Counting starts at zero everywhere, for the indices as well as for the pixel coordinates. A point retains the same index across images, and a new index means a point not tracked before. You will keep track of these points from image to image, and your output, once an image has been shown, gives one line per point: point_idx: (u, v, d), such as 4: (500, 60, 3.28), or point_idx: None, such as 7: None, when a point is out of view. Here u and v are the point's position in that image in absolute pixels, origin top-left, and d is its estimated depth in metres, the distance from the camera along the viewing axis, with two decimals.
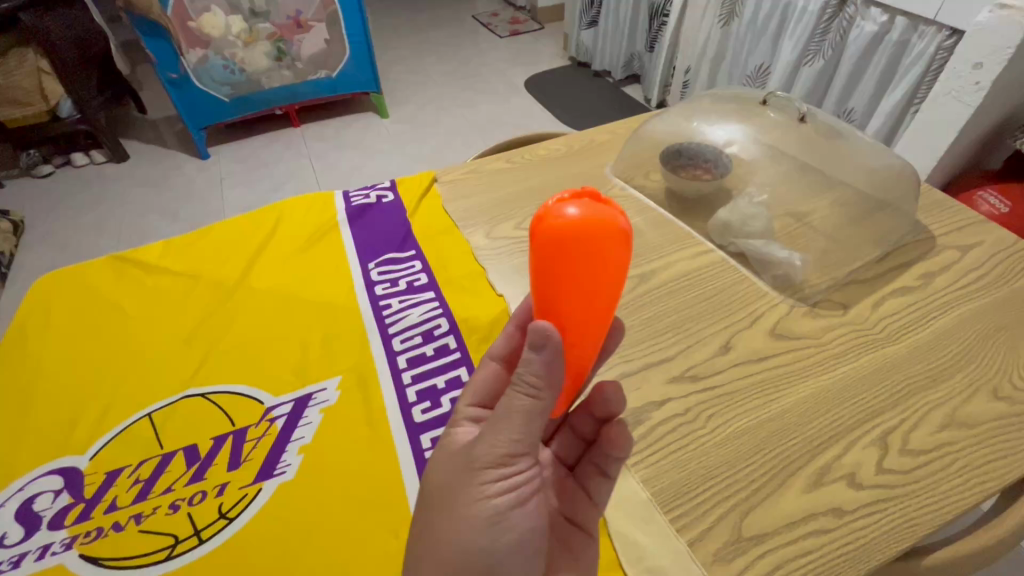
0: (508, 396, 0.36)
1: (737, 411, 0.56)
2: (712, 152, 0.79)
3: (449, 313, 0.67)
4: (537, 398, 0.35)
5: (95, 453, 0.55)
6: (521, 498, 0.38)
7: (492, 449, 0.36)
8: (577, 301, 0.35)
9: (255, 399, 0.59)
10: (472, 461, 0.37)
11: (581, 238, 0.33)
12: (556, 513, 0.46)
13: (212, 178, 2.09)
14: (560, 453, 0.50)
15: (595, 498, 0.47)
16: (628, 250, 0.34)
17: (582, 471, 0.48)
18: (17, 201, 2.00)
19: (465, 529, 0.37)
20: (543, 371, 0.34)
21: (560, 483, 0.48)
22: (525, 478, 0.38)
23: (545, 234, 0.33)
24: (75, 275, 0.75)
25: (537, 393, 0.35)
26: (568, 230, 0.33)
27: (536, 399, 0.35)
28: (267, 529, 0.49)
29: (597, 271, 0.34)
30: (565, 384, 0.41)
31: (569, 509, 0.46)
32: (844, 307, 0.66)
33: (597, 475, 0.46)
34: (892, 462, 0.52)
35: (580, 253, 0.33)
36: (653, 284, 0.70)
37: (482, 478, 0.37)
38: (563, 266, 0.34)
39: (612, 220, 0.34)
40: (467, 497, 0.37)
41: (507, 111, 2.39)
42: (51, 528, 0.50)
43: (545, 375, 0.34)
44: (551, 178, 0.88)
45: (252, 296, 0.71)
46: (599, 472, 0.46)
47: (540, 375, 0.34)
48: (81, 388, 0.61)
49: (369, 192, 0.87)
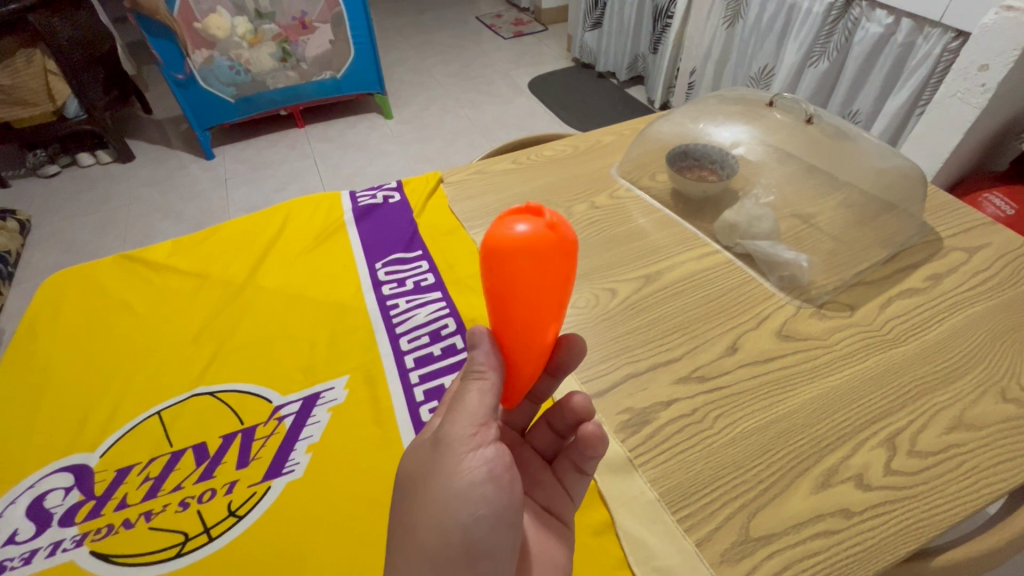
0: (460, 382, 0.39)
1: (744, 412, 0.56)
2: (718, 154, 0.79)
3: (456, 313, 0.68)
4: (482, 377, 0.38)
5: (106, 450, 0.56)
6: (495, 473, 0.36)
7: (456, 424, 0.37)
8: (526, 309, 0.36)
9: (264, 398, 0.59)
10: (439, 439, 0.37)
11: (526, 252, 0.34)
12: (533, 502, 0.47)
13: (217, 178, 2.10)
14: (537, 447, 0.52)
15: (571, 493, 0.49)
16: (574, 255, 0.36)
17: (559, 465, 0.49)
18: (24, 201, 2.01)
19: (440, 506, 0.36)
20: (486, 357, 0.39)
21: (535, 474, 0.49)
22: (495, 449, 0.37)
23: (492, 249, 0.34)
24: (85, 274, 0.75)
25: (482, 373, 0.39)
26: (511, 245, 0.33)
27: (482, 379, 0.38)
28: (275, 526, 0.49)
29: (543, 280, 0.35)
30: (524, 375, 0.42)
31: (545, 499, 0.48)
32: (850, 308, 0.66)
33: (573, 471, 0.48)
34: (900, 464, 0.51)
35: (523, 265, 0.34)
36: (659, 284, 0.71)
37: (452, 451, 0.36)
38: (510, 278, 0.35)
39: (556, 229, 0.34)
40: (441, 473, 0.36)
41: (511, 112, 2.39)
42: (62, 525, 0.51)
43: (489, 358, 0.39)
44: (557, 179, 0.88)
45: (260, 295, 0.71)
46: (575, 466, 0.48)
47: (483, 358, 0.39)
48: (91, 386, 0.62)
49: (376, 192, 0.87)
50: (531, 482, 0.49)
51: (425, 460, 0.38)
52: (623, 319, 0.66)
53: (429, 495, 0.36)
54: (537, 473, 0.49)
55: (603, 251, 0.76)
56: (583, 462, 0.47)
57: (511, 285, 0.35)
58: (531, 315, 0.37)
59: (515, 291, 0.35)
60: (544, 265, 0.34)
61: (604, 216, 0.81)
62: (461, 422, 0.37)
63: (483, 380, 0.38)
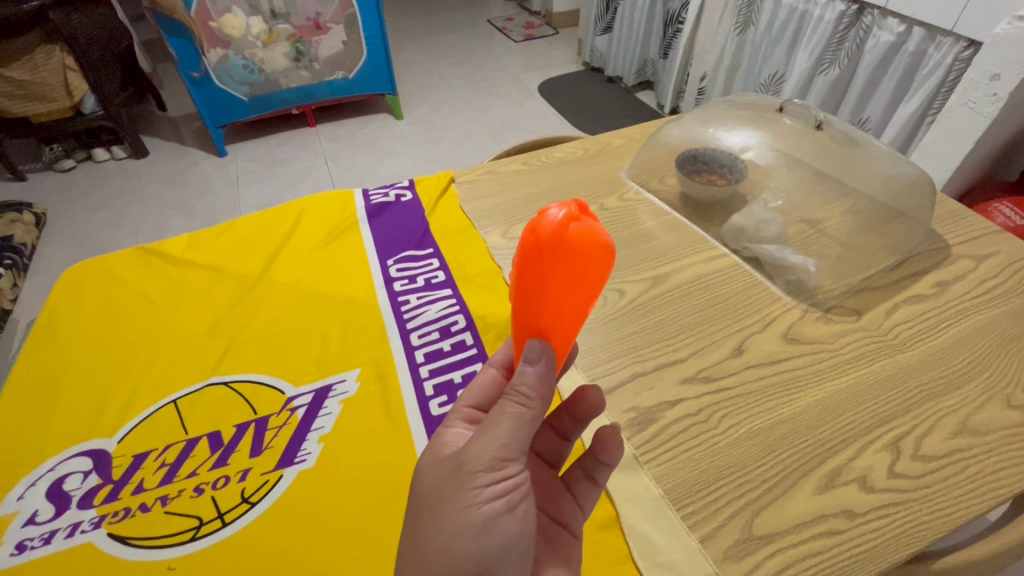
0: (501, 401, 0.39)
1: (749, 413, 0.57)
2: (727, 158, 0.81)
3: (466, 310, 0.69)
4: (526, 406, 0.38)
5: (123, 436, 0.57)
6: (512, 503, 0.38)
7: (484, 451, 0.37)
8: (555, 311, 0.37)
9: (277, 389, 0.61)
10: (464, 463, 0.38)
11: (563, 249, 0.35)
12: (544, 514, 0.47)
13: (229, 175, 2.12)
14: (543, 456, 0.52)
15: (581, 502, 0.49)
16: (609, 260, 0.36)
17: (570, 475, 0.49)
18: (40, 194, 2.05)
19: (456, 532, 0.37)
20: (535, 382, 0.38)
21: (546, 486, 0.50)
22: (515, 483, 0.38)
23: (535, 246, 0.35)
24: (105, 265, 0.77)
25: (528, 400, 0.38)
26: (556, 247, 0.34)
27: (525, 407, 0.38)
28: (288, 515, 0.50)
29: (576, 279, 0.36)
30: None
31: (555, 511, 0.48)
32: (857, 313, 0.67)
33: (584, 480, 0.49)
34: (903, 467, 0.52)
35: (565, 266, 0.35)
36: (667, 286, 0.71)
37: (473, 480, 0.37)
38: (543, 275, 0.36)
39: (596, 234, 0.35)
40: (458, 499, 0.37)
41: (521, 114, 2.41)
42: (79, 507, 0.52)
43: (536, 386, 0.38)
44: (567, 181, 0.89)
45: (274, 289, 0.73)
46: (586, 474, 0.49)
47: (532, 386, 0.38)
48: (111, 373, 0.63)
49: (388, 190, 0.88)
50: (544, 495, 0.49)
51: (444, 481, 0.39)
52: (631, 319, 0.67)
53: (444, 521, 0.37)
54: (548, 484, 0.50)
55: None
56: (595, 470, 0.48)
57: (546, 282, 0.36)
58: (560, 317, 0.38)
59: (547, 289, 0.36)
60: (577, 265, 0.35)
61: (613, 217, 0.82)
62: (489, 448, 0.37)
63: (528, 409, 0.38)
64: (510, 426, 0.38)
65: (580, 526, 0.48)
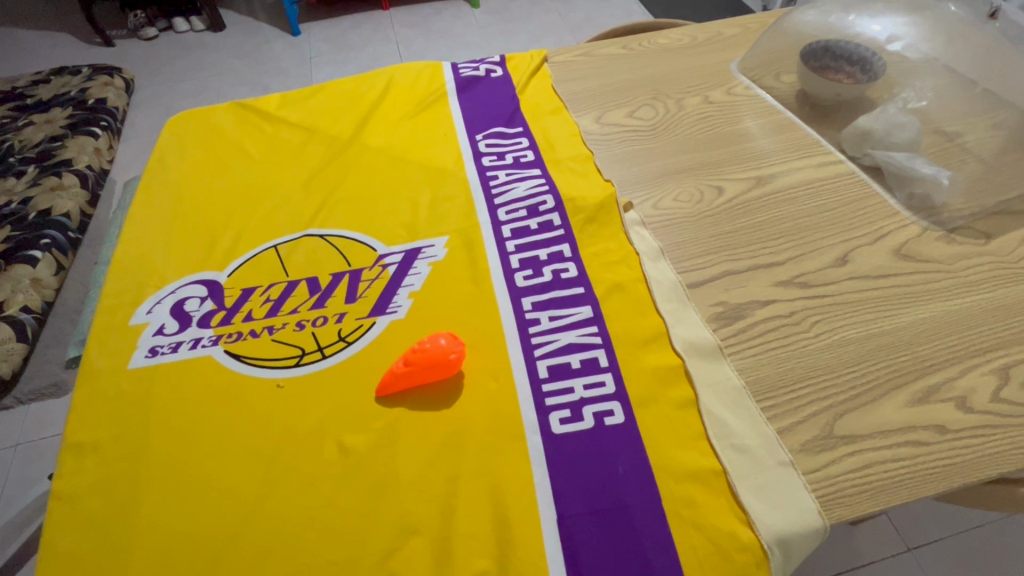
0: (553, 365, 0.53)
1: (846, 322, 0.55)
2: (862, 53, 0.73)
3: (556, 192, 0.67)
4: (570, 351, 0.54)
5: (233, 271, 0.62)
6: None
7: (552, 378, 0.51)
8: None
9: (370, 246, 0.63)
10: None
11: None
12: (572, 389, 0.51)
13: (303, 55, 2.10)
14: (562, 349, 0.54)
15: (589, 375, 0.52)
16: None
17: (571, 357, 0.53)
18: (128, 60, 2.12)
19: None
20: (571, 341, 0.54)
21: (571, 373, 0.52)
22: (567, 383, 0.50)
23: None
24: (206, 117, 0.79)
25: (567, 355, 0.53)
26: None
27: (568, 356, 0.53)
28: (380, 355, 0.54)
29: None
30: None
31: (576, 382, 0.51)
32: (986, 236, 0.60)
33: (584, 354, 0.53)
34: (1010, 394, 0.49)
35: None
36: (769, 188, 0.66)
37: None
38: None
39: None
40: None
41: (607, 10, 2.20)
42: (199, 326, 0.57)
43: (573, 343, 0.54)
44: (669, 70, 0.82)
45: (364, 153, 0.73)
46: (595, 360, 0.53)
47: (573, 343, 0.54)
48: (218, 215, 0.67)
49: (478, 64, 0.84)
50: (570, 381, 0.52)
51: None
52: (727, 218, 0.64)
53: None
54: (568, 372, 0.52)
55: (710, 149, 0.72)
56: (592, 352, 0.53)
57: None
58: None
59: None
60: None
61: (716, 111, 0.76)
62: None
63: (568, 353, 0.53)
64: (562, 362, 0.53)
65: (590, 390, 0.51)
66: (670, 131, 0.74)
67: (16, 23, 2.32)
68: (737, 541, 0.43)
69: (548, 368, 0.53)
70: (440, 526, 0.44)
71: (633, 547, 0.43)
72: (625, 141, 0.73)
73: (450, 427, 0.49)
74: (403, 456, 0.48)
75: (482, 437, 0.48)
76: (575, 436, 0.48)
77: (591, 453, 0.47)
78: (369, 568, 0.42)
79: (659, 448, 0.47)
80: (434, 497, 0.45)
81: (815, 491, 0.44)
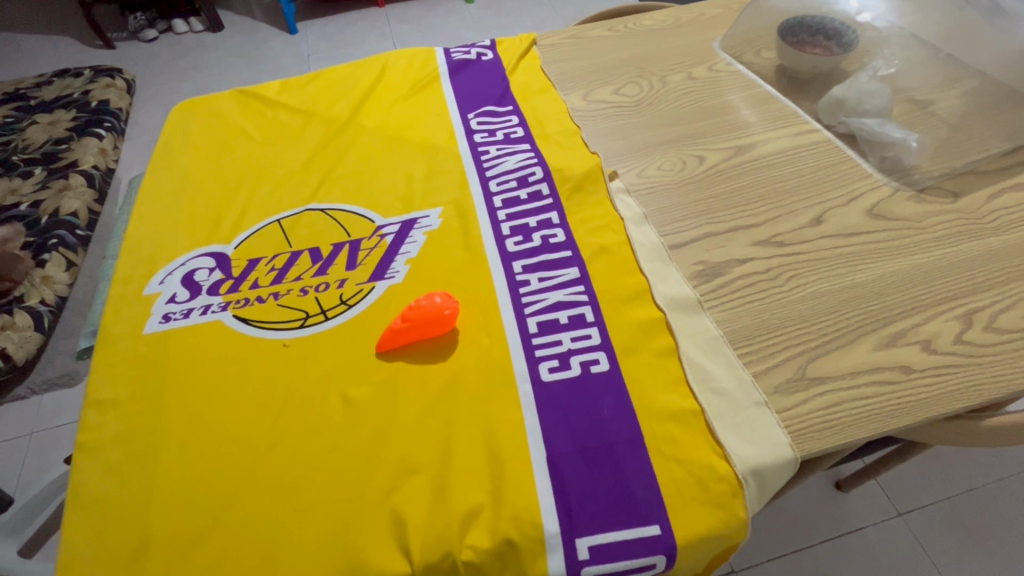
0: (542, 321, 0.56)
1: (819, 276, 0.58)
2: (837, 26, 0.77)
3: (544, 164, 0.70)
4: (558, 308, 0.57)
5: (239, 244, 0.65)
6: None
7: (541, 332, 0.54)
8: None
9: (368, 219, 0.66)
10: None
11: None
12: (560, 342, 0.54)
13: (300, 53, 2.13)
14: (551, 307, 0.57)
15: (576, 329, 0.55)
16: None
17: (559, 313, 0.56)
18: (129, 62, 2.16)
19: None
20: (559, 299, 0.58)
21: (559, 328, 0.55)
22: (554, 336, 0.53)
23: None
24: (210, 103, 0.83)
25: (555, 312, 0.57)
26: None
27: (556, 313, 0.56)
28: (379, 315, 0.57)
29: None
30: None
31: (564, 336, 0.55)
32: (954, 195, 0.63)
33: (572, 311, 0.57)
34: (972, 336, 0.52)
35: None
36: (748, 157, 0.69)
37: None
38: None
39: None
40: None
41: (598, 2, 2.23)
42: (209, 294, 0.60)
43: (561, 301, 0.57)
44: (653, 50, 0.86)
45: (361, 133, 0.76)
46: (581, 316, 0.56)
47: (561, 301, 0.57)
48: (223, 193, 0.70)
49: (470, 48, 0.88)
50: (558, 335, 0.55)
51: None
52: (708, 184, 0.67)
53: None
54: (557, 327, 0.55)
55: (692, 121, 0.75)
56: (579, 308, 0.57)
57: None
58: None
59: None
60: None
61: (699, 87, 0.79)
62: None
63: (556, 310, 0.57)
64: (550, 318, 0.56)
65: (577, 342, 0.54)
66: (654, 106, 0.77)
67: (18, 28, 2.36)
68: (714, 473, 0.46)
69: (537, 324, 0.56)
70: (438, 465, 0.48)
71: (617, 480, 0.46)
72: (611, 116, 0.76)
73: (446, 378, 0.53)
74: (402, 404, 0.51)
75: (476, 387, 0.52)
76: (564, 384, 0.52)
77: (578, 398, 0.51)
78: (371, 503, 0.45)
79: (641, 392, 0.50)
80: (433, 441, 0.49)
81: (787, 427, 0.47)
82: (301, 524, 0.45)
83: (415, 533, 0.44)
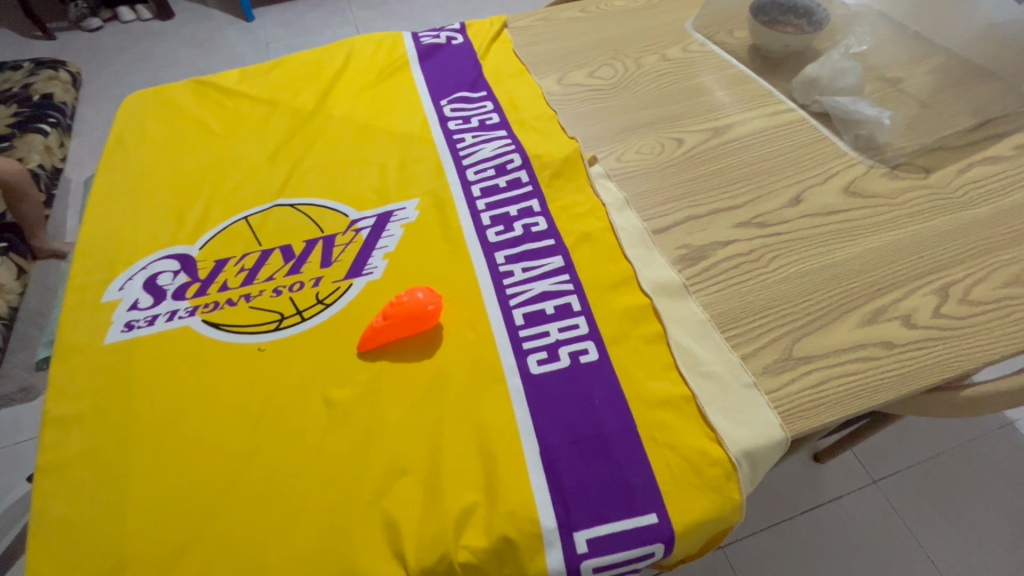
0: (528, 313, 0.55)
1: (801, 255, 0.58)
2: (807, 6, 0.77)
3: (522, 151, 0.68)
4: (544, 298, 0.56)
5: (204, 244, 0.61)
6: None
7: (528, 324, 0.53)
8: None
9: (342, 213, 0.63)
10: None
11: None
12: (547, 333, 0.53)
13: (257, 41, 2.04)
14: (536, 297, 0.56)
15: (563, 318, 0.54)
16: None
17: (545, 304, 0.55)
18: (72, 53, 2.03)
19: None
20: (544, 289, 0.56)
21: (546, 318, 0.54)
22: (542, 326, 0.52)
23: None
24: (163, 95, 0.78)
25: (541, 302, 0.55)
26: None
27: (542, 303, 0.55)
28: (359, 314, 0.55)
29: None
30: None
31: (551, 326, 0.54)
32: (926, 170, 0.64)
33: (558, 300, 0.55)
34: (949, 309, 0.53)
35: None
36: (726, 138, 0.69)
37: None
38: None
39: None
40: None
41: None
42: (175, 299, 0.57)
43: (546, 291, 0.56)
44: (626, 31, 0.84)
45: (329, 123, 0.73)
46: (568, 305, 0.55)
47: (546, 290, 0.56)
48: (184, 191, 0.66)
49: (439, 32, 0.84)
50: (545, 326, 0.54)
51: None
52: (688, 166, 0.66)
53: None
54: (543, 317, 0.54)
55: (669, 103, 0.74)
56: (565, 298, 0.56)
57: None
58: None
59: None
60: None
61: (673, 68, 0.78)
62: None
63: (541, 300, 0.55)
64: (536, 309, 0.55)
65: (565, 332, 0.53)
66: (630, 89, 0.75)
67: None
68: (708, 457, 0.45)
69: (523, 316, 0.54)
70: (429, 466, 0.46)
71: (612, 470, 0.45)
72: (587, 99, 0.75)
73: (432, 376, 0.51)
74: (388, 405, 0.49)
75: (465, 384, 0.50)
76: (553, 376, 0.50)
77: (569, 389, 0.50)
78: (362, 509, 0.44)
79: (632, 380, 0.50)
80: (422, 441, 0.47)
81: (777, 407, 0.48)
82: (287, 535, 0.43)
83: (408, 537, 0.43)
